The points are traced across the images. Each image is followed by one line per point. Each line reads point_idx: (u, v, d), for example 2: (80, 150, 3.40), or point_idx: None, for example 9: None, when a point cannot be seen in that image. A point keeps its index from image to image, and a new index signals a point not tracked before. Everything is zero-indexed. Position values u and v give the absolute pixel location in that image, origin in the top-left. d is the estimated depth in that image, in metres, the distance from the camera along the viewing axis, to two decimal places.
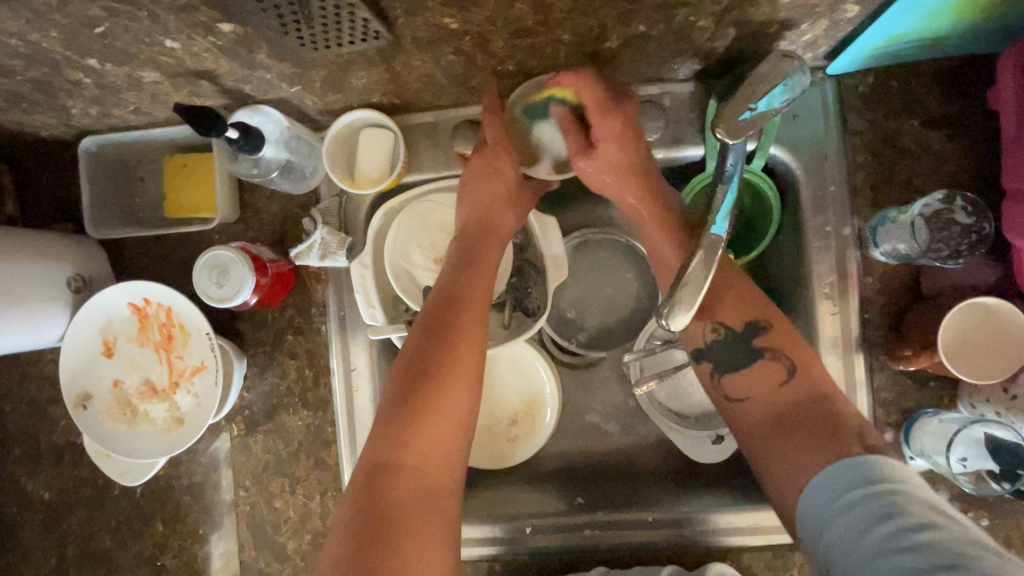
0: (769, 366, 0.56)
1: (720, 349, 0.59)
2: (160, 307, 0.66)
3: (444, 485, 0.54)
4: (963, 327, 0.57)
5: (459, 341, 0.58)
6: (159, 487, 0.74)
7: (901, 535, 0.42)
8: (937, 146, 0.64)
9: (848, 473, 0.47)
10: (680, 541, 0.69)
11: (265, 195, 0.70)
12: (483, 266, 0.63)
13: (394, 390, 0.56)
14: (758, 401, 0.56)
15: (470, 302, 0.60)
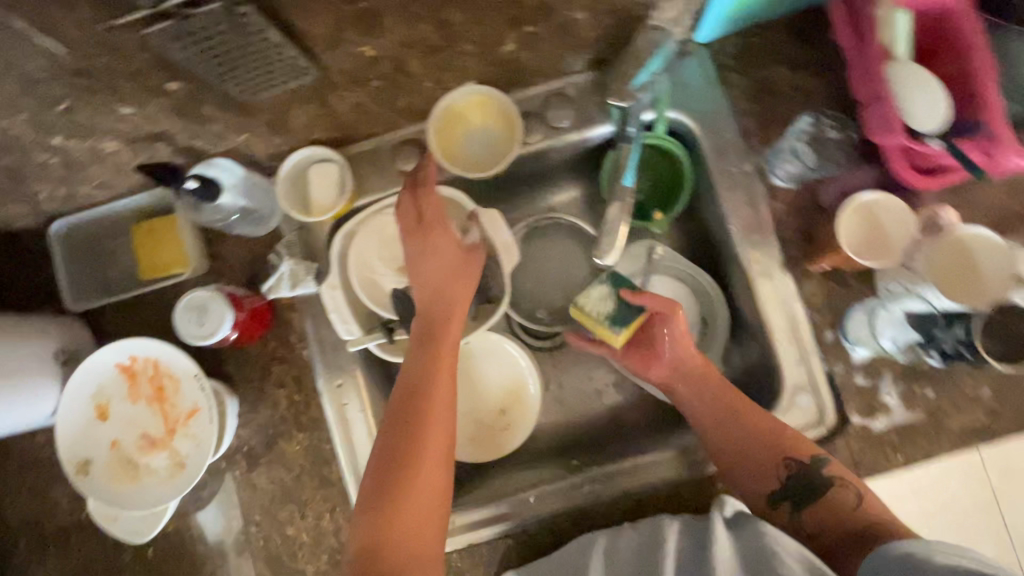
0: (843, 492, 0.63)
1: (790, 489, 0.66)
2: (148, 362, 0.69)
3: (436, 495, 0.59)
4: (854, 224, 0.67)
5: (432, 403, 0.61)
6: (171, 544, 0.75)
7: None
8: (803, 84, 0.74)
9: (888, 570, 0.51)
10: (692, 475, 0.74)
11: (231, 241, 0.75)
12: (462, 282, 0.67)
13: (378, 462, 0.60)
14: (832, 529, 0.62)
15: (438, 361, 0.64)
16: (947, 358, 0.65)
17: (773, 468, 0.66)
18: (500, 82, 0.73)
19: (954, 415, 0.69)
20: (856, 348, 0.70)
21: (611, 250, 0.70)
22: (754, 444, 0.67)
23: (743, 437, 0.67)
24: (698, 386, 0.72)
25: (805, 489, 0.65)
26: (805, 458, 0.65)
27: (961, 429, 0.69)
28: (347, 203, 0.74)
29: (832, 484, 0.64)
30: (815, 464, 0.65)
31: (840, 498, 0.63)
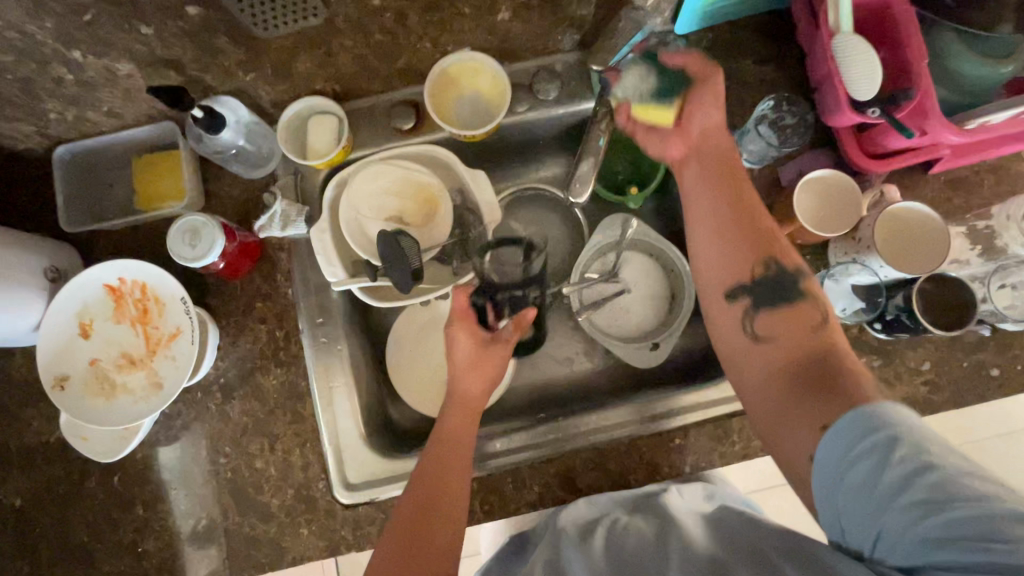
0: (799, 311, 0.58)
1: (758, 286, 0.60)
2: (136, 283, 0.72)
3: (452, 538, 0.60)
4: (810, 198, 0.73)
5: (390, 547, 0.59)
6: (135, 471, 0.75)
7: (914, 481, 0.40)
8: (770, 74, 0.80)
9: (866, 430, 0.44)
10: (647, 433, 0.76)
11: (227, 182, 0.79)
12: (451, 445, 0.66)
13: (407, 508, 0.61)
14: (787, 346, 0.56)
15: (463, 402, 0.71)
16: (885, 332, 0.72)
17: (749, 256, 0.61)
18: (493, 49, 0.80)
19: (897, 384, 0.74)
20: None
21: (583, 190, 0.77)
22: (720, 244, 0.63)
23: (785, 351, 0.56)
24: (713, 184, 0.65)
25: (775, 285, 0.60)
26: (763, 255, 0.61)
27: (903, 398, 0.74)
28: (344, 148, 0.78)
29: (798, 296, 0.59)
30: (792, 272, 0.60)
31: (801, 313, 0.58)
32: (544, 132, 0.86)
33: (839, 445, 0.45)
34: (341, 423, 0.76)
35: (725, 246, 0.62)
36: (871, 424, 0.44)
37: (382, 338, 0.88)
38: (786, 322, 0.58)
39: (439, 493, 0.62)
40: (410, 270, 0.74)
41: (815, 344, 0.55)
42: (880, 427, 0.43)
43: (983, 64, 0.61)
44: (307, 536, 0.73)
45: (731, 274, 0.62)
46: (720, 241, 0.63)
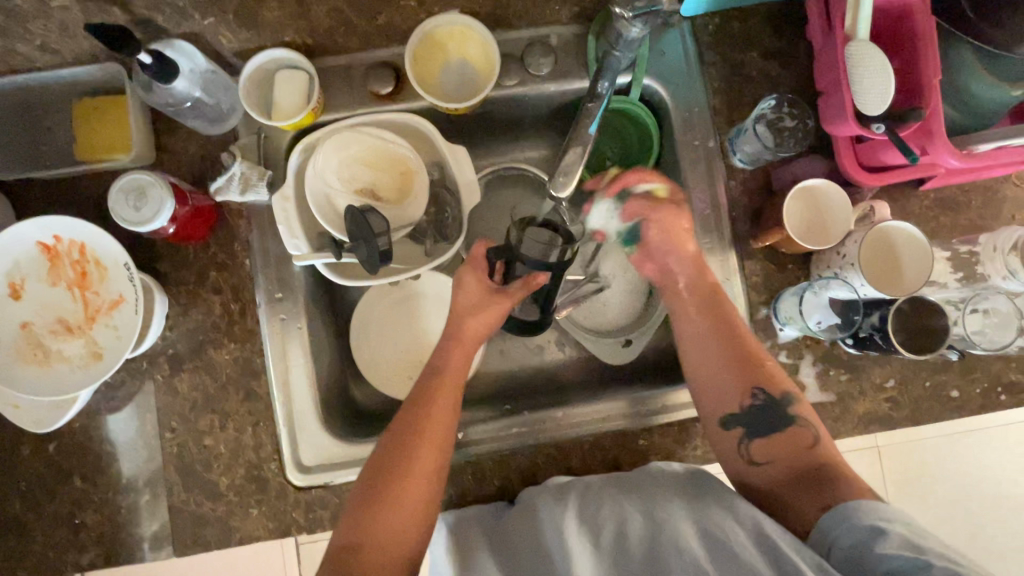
0: (798, 432, 0.62)
1: (749, 417, 0.64)
2: (74, 244, 0.66)
3: (407, 526, 0.60)
4: (797, 209, 0.71)
5: (355, 522, 0.60)
6: (73, 441, 0.71)
7: (899, 544, 0.50)
8: (772, 72, 0.76)
9: (848, 507, 0.54)
10: (637, 427, 0.75)
11: (182, 137, 0.72)
12: (425, 435, 0.64)
13: (382, 458, 0.63)
14: (780, 465, 0.61)
15: (455, 343, 0.72)
16: (856, 348, 0.71)
17: (737, 396, 0.64)
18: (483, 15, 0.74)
19: (860, 400, 0.74)
20: (784, 328, 0.73)
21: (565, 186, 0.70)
22: (710, 381, 0.66)
23: (776, 472, 0.61)
24: (714, 321, 0.68)
25: (773, 421, 0.63)
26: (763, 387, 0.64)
27: (864, 414, 0.74)
28: (314, 110, 0.72)
29: (791, 423, 0.62)
30: (780, 401, 0.64)
31: (790, 440, 0.62)
32: (532, 110, 0.81)
33: (832, 520, 0.54)
34: (297, 403, 0.73)
35: (715, 334, 0.67)
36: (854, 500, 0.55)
37: (348, 314, 0.84)
38: (774, 444, 0.62)
39: (399, 480, 0.62)
40: (377, 250, 0.69)
41: (813, 458, 0.60)
42: (874, 508, 0.53)
43: (990, 84, 0.59)
44: (257, 516, 0.71)
45: (720, 385, 0.66)
46: (710, 335, 0.67)
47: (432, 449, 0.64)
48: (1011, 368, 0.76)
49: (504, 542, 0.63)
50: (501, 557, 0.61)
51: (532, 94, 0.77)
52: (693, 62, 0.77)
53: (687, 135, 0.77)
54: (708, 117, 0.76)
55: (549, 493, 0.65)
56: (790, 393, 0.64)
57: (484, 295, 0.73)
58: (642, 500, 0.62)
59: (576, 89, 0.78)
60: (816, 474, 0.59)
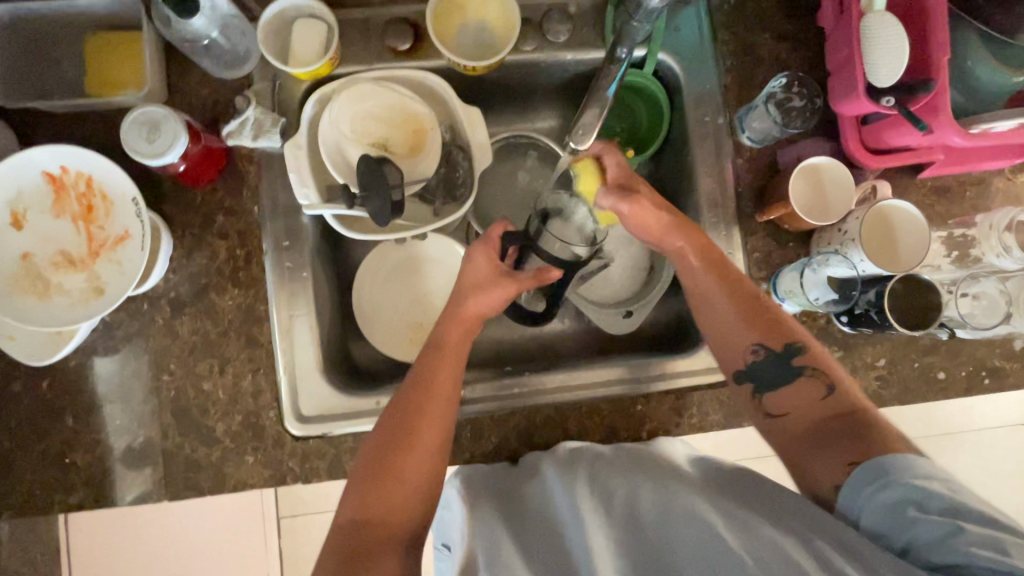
0: (809, 383, 0.62)
1: (758, 370, 0.65)
2: (81, 176, 0.65)
3: (414, 499, 0.60)
4: (803, 185, 0.72)
5: (360, 495, 0.59)
6: (66, 380, 0.70)
7: (933, 513, 0.46)
8: (783, 54, 0.78)
9: (878, 467, 0.51)
10: (632, 394, 0.76)
11: (195, 79, 0.71)
12: (430, 405, 0.63)
13: (384, 433, 0.63)
14: (801, 415, 0.61)
15: (459, 318, 0.71)
16: (851, 325, 0.73)
17: (739, 351, 0.66)
18: None
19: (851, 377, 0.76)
20: (783, 303, 0.75)
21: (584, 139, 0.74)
22: (722, 341, 0.67)
23: (813, 416, 0.60)
24: (726, 281, 0.68)
25: (782, 376, 0.63)
26: (772, 345, 0.64)
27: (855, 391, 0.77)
28: (331, 61, 0.71)
29: (797, 374, 0.62)
30: (783, 353, 0.64)
31: (807, 390, 0.61)
32: (546, 79, 0.82)
33: (860, 482, 0.52)
34: (298, 353, 0.72)
35: (726, 302, 0.67)
36: (885, 466, 0.51)
37: (351, 272, 0.84)
38: (791, 394, 0.62)
39: (404, 453, 0.61)
40: (390, 202, 0.70)
41: (842, 404, 0.59)
42: (904, 466, 0.50)
43: (993, 69, 0.62)
44: (252, 464, 0.71)
45: (734, 346, 0.66)
46: (722, 302, 0.67)
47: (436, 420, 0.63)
48: (996, 354, 0.78)
49: (515, 508, 0.62)
50: (510, 520, 0.60)
51: (548, 61, 0.78)
52: (707, 39, 0.78)
53: (697, 111, 0.78)
54: (719, 94, 0.78)
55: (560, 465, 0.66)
56: (800, 346, 0.64)
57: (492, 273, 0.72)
58: (648, 471, 0.62)
59: (592, 60, 0.79)
60: (829, 424, 0.58)
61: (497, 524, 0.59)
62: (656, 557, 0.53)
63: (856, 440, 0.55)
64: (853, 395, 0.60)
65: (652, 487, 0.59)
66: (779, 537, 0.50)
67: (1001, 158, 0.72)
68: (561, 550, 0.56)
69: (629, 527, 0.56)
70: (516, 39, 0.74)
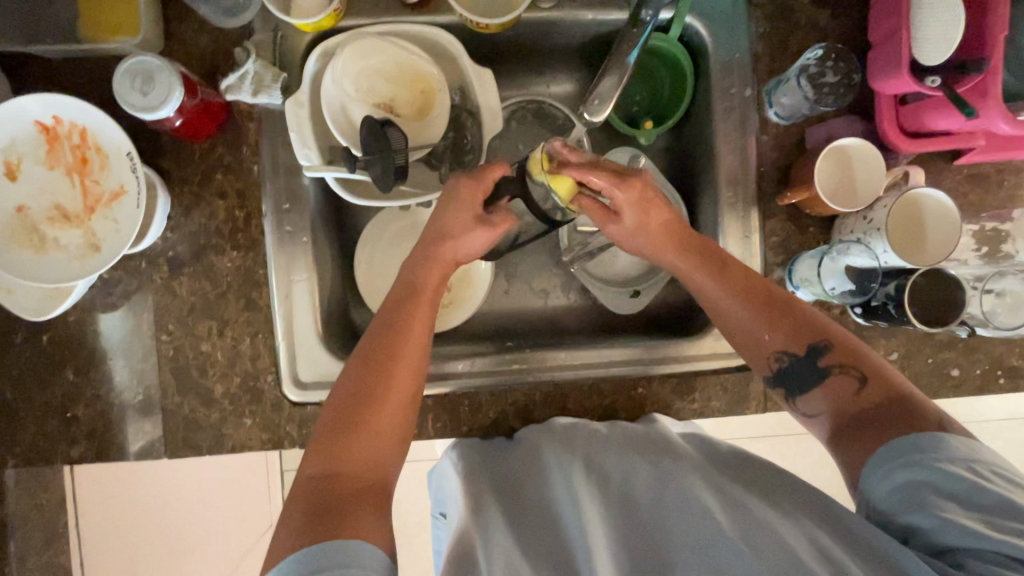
0: (841, 378, 0.59)
1: (785, 373, 0.63)
2: (75, 127, 0.62)
3: (384, 452, 0.58)
4: (830, 169, 0.68)
5: (327, 450, 0.56)
6: (68, 334, 0.70)
7: (948, 493, 0.47)
8: (822, 21, 0.72)
9: (899, 445, 0.50)
10: (633, 376, 0.74)
11: (193, 27, 0.68)
12: (400, 354, 0.62)
13: (351, 382, 0.61)
14: (838, 412, 0.58)
15: (432, 264, 0.69)
16: (865, 317, 0.71)
17: (766, 355, 0.64)
18: None
19: None
20: (797, 290, 0.72)
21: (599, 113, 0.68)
22: (745, 345, 0.65)
23: (857, 405, 0.57)
24: (745, 282, 0.66)
25: (812, 376, 0.61)
26: (797, 348, 0.62)
27: None
28: (336, 12, 0.67)
29: (827, 372, 0.60)
30: (810, 353, 0.61)
31: (837, 387, 0.59)
32: (564, 40, 0.77)
33: (882, 458, 0.51)
34: (297, 319, 0.71)
35: (753, 311, 0.64)
36: (914, 443, 0.50)
37: (354, 237, 0.82)
38: (824, 393, 0.60)
39: (376, 408, 0.59)
40: (394, 167, 0.66)
41: (877, 393, 0.56)
42: (929, 445, 0.49)
43: None
44: (250, 427, 0.71)
45: (759, 349, 0.64)
46: (745, 308, 0.64)
47: (411, 371, 0.62)
48: (1014, 353, 0.76)
49: (515, 488, 0.62)
50: (512, 504, 0.59)
51: (567, 21, 0.73)
52: (739, 1, 0.72)
53: (723, 81, 0.73)
54: (749, 64, 0.73)
55: (557, 442, 0.66)
56: (827, 345, 0.61)
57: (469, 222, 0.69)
58: (646, 452, 0.61)
59: (614, 20, 0.74)
60: (869, 413, 0.55)
61: (492, 506, 0.58)
62: (654, 544, 0.51)
63: (902, 426, 0.52)
64: (888, 383, 0.56)
65: (649, 469, 0.58)
66: (777, 527, 0.48)
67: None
68: (555, 527, 0.55)
69: (622, 504, 0.56)
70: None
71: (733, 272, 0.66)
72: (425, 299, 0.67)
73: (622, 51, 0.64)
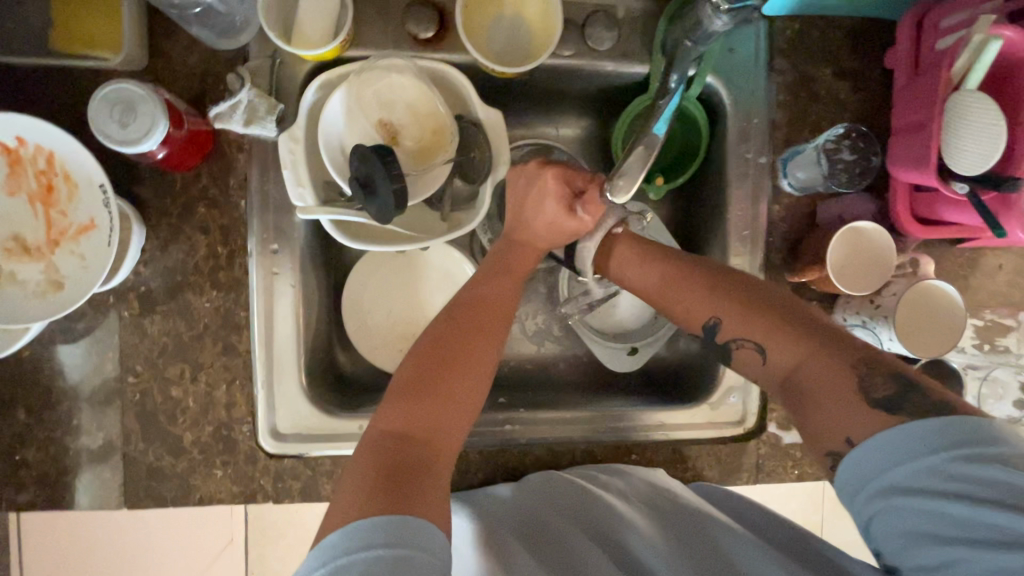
0: (742, 353, 0.54)
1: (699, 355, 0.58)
2: (40, 151, 0.56)
3: (460, 414, 0.54)
4: (844, 251, 0.66)
5: (403, 406, 0.52)
6: (22, 371, 0.64)
7: (943, 516, 0.39)
8: (842, 95, 0.71)
9: (872, 455, 0.42)
10: (629, 442, 0.73)
11: (183, 46, 0.62)
12: (485, 327, 0.58)
13: (427, 346, 0.56)
14: (763, 378, 0.53)
15: (528, 249, 0.65)
16: None
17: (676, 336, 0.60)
18: None
19: None
20: None
21: (623, 191, 0.60)
22: (659, 314, 0.61)
23: (778, 367, 0.51)
24: (645, 272, 0.63)
25: (719, 357, 0.56)
26: (696, 327, 0.58)
27: None
28: (340, 45, 0.62)
29: (727, 348, 0.55)
30: (708, 336, 0.57)
31: (743, 365, 0.54)
32: (579, 86, 0.74)
33: (857, 469, 0.43)
34: (278, 366, 0.67)
35: (652, 266, 0.63)
36: (890, 457, 0.41)
37: (343, 274, 0.77)
38: (739, 366, 0.55)
39: (461, 366, 0.55)
40: (390, 198, 0.61)
41: (791, 351, 0.50)
42: (902, 454, 0.41)
43: None
44: (220, 478, 0.66)
45: (674, 332, 0.60)
46: (644, 283, 0.62)
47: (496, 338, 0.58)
48: None
49: (535, 533, 0.58)
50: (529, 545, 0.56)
51: (585, 70, 0.70)
52: (762, 66, 0.70)
53: (739, 146, 0.71)
54: (766, 132, 0.71)
55: (567, 490, 0.64)
56: (718, 318, 0.55)
57: (555, 217, 0.64)
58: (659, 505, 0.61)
59: (634, 73, 0.71)
60: (792, 375, 0.49)
61: (515, 546, 0.56)
62: None
63: (835, 392, 0.45)
64: (791, 343, 0.50)
65: (670, 531, 0.56)
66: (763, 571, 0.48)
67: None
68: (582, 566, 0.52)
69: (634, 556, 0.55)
70: (555, 43, 0.65)
71: (645, 255, 0.64)
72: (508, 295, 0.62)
73: (653, 114, 0.60)
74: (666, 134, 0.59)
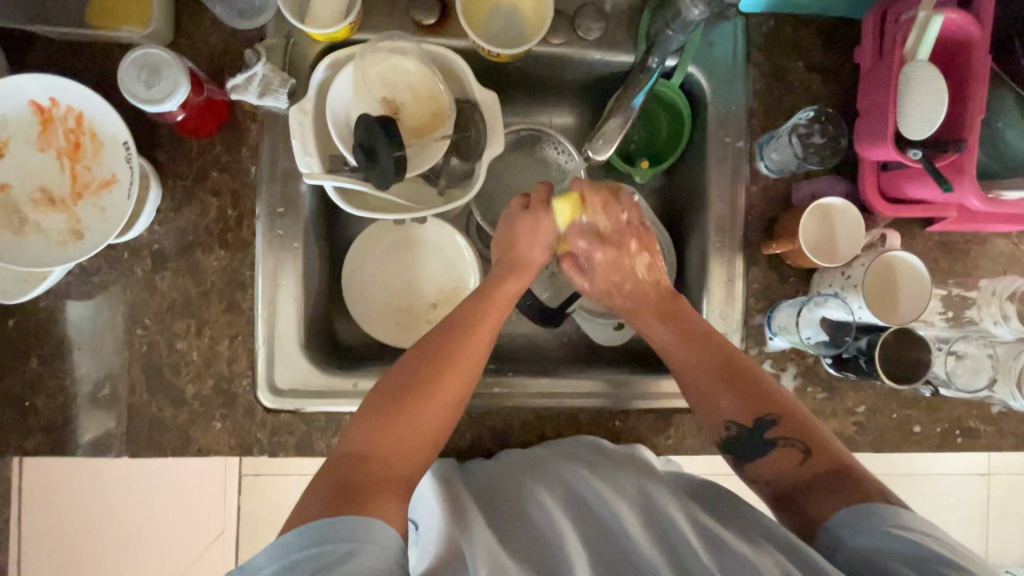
0: (785, 453, 0.58)
1: (729, 436, 0.62)
2: (71, 111, 0.61)
3: (426, 439, 0.58)
4: (815, 224, 0.71)
5: (373, 428, 0.56)
6: (36, 320, 0.67)
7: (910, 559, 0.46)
8: (813, 86, 0.76)
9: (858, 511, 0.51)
10: (613, 408, 0.76)
11: (206, 25, 0.68)
12: (458, 356, 0.62)
13: (404, 370, 0.61)
14: (778, 478, 0.58)
15: (508, 273, 0.70)
16: (836, 368, 0.73)
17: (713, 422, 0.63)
18: None
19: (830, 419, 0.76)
20: (775, 337, 0.74)
21: (603, 147, 0.71)
22: (693, 388, 0.65)
23: (805, 471, 0.57)
24: (682, 330, 0.68)
25: (758, 446, 0.60)
26: (749, 414, 0.61)
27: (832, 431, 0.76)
28: (351, 25, 0.68)
29: (771, 444, 0.59)
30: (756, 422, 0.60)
31: (778, 461, 0.59)
32: (570, 75, 0.80)
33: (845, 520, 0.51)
34: (279, 324, 0.70)
35: (681, 330, 0.68)
36: (868, 511, 0.50)
37: (343, 246, 0.81)
38: (765, 464, 0.59)
39: (432, 395, 0.59)
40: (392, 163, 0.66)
41: (818, 462, 0.57)
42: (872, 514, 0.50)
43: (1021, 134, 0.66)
44: (219, 431, 0.69)
45: (703, 411, 0.64)
46: (684, 348, 0.66)
47: (467, 370, 0.62)
48: (972, 414, 0.79)
49: (499, 505, 0.61)
50: (500, 522, 0.58)
51: (575, 58, 0.76)
52: (739, 57, 0.76)
53: (718, 130, 0.76)
54: (744, 118, 0.76)
55: (536, 470, 0.65)
56: (775, 417, 0.60)
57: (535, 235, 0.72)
58: (621, 475, 0.63)
59: (621, 63, 0.77)
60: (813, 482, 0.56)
61: (474, 512, 0.58)
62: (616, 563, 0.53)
63: (835, 488, 0.54)
64: (825, 454, 0.57)
65: (631, 501, 0.58)
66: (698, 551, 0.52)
67: (1010, 224, 0.72)
68: (553, 539, 0.54)
69: (593, 529, 0.57)
70: (546, 30, 0.71)
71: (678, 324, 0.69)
72: (483, 315, 0.66)
73: (631, 87, 0.69)
74: (641, 104, 0.69)
